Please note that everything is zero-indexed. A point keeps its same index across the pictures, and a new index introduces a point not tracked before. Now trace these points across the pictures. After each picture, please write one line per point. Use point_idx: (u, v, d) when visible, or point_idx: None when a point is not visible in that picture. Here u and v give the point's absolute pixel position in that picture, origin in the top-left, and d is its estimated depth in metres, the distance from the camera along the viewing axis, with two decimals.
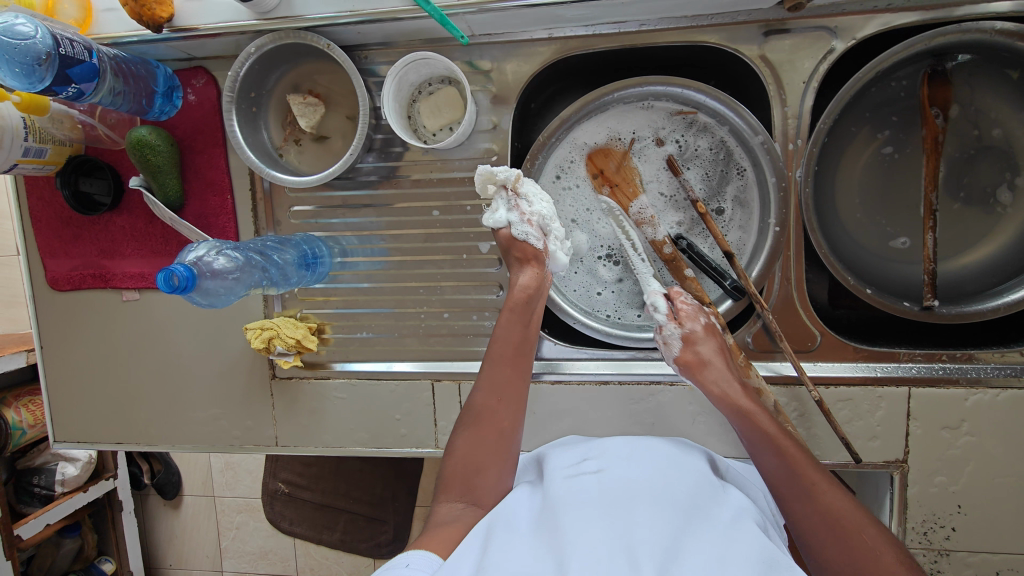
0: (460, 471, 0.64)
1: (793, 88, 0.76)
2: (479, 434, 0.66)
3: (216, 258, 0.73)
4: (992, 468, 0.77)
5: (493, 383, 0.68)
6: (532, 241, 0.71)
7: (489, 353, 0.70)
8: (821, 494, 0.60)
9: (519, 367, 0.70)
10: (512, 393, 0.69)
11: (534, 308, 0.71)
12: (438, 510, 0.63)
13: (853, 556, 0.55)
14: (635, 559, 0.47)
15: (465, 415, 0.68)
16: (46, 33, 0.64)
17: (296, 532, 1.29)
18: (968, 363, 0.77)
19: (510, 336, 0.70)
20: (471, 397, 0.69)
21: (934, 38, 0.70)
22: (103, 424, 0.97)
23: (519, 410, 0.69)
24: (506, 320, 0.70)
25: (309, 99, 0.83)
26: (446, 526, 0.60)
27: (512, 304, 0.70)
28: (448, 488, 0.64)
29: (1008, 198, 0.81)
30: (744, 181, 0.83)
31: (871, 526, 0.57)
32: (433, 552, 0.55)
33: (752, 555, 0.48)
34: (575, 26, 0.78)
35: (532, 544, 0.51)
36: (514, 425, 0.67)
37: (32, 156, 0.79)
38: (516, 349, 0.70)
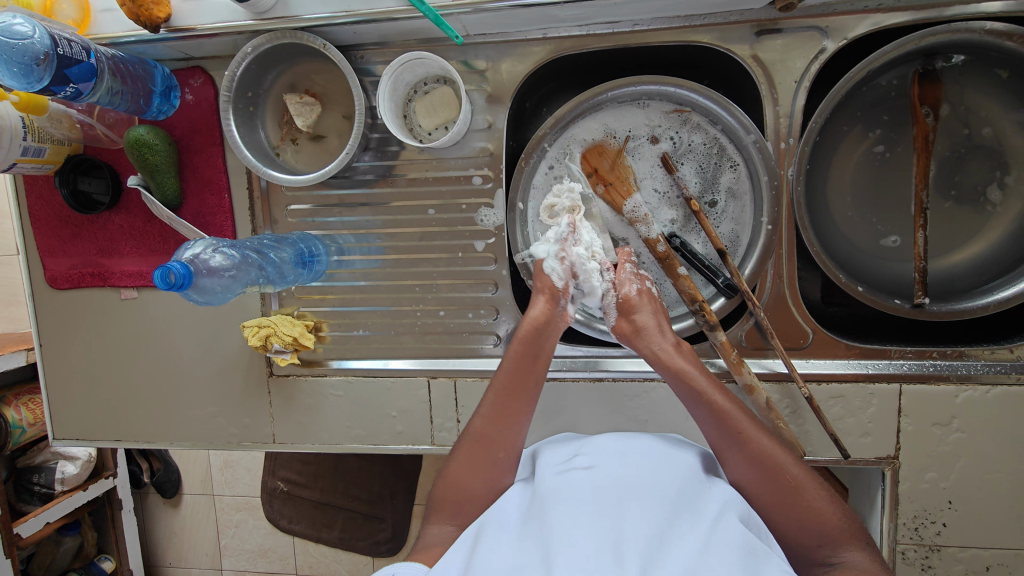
0: (451, 493, 0.64)
1: (785, 88, 0.77)
2: (472, 461, 0.65)
3: (213, 255, 0.73)
4: (982, 464, 0.77)
5: (492, 413, 0.67)
6: (556, 276, 0.73)
7: (494, 382, 0.69)
8: (782, 474, 0.60)
9: (522, 402, 0.67)
10: (513, 427, 0.66)
11: (544, 342, 0.70)
12: (427, 532, 0.65)
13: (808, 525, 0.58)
14: (621, 555, 0.48)
15: (463, 437, 0.68)
16: (44, 33, 0.65)
17: (295, 530, 1.30)
18: (958, 360, 0.78)
19: (515, 369, 0.68)
20: (471, 423, 0.68)
21: (924, 37, 0.70)
22: (101, 421, 0.97)
23: (519, 444, 0.66)
24: (513, 352, 0.69)
25: (305, 99, 0.84)
26: (434, 546, 0.62)
27: (520, 336, 0.69)
28: (438, 508, 0.65)
29: (998, 197, 0.82)
30: (738, 173, 0.82)
31: (807, 476, 0.60)
32: (421, 563, 0.58)
33: (734, 547, 0.49)
34: (568, 26, 0.78)
35: (522, 544, 0.52)
36: (509, 457, 0.65)
37: (31, 155, 0.80)
38: (523, 382, 0.68)
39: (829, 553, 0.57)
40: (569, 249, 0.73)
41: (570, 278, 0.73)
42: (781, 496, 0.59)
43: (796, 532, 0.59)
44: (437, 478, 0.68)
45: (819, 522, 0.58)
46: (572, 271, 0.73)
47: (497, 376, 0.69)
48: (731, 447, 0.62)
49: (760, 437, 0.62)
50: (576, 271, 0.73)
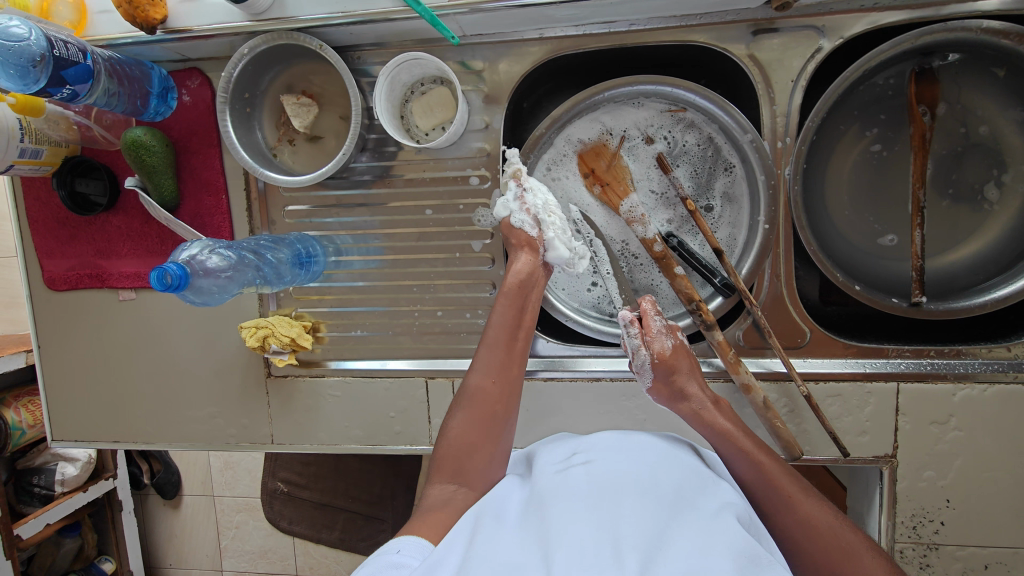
0: (452, 453, 0.65)
1: (782, 87, 0.77)
2: (474, 416, 0.67)
3: (209, 256, 0.73)
4: (980, 463, 0.77)
5: (486, 365, 0.70)
6: (527, 227, 0.76)
7: (487, 336, 0.72)
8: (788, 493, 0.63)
9: (515, 352, 0.72)
10: (508, 378, 0.71)
11: (528, 296, 0.74)
12: (428, 494, 0.64)
13: None
14: (620, 552, 0.48)
15: (461, 396, 0.70)
16: (40, 35, 0.65)
17: (295, 531, 1.30)
18: (956, 358, 0.78)
19: (506, 321, 0.72)
20: (467, 379, 0.71)
21: (920, 36, 0.71)
22: (100, 422, 0.98)
23: (514, 392, 0.71)
24: (502, 306, 0.73)
25: (302, 100, 0.84)
26: (437, 509, 0.61)
27: (508, 290, 0.73)
28: (439, 470, 0.65)
29: (995, 195, 0.82)
30: (733, 177, 0.83)
31: (858, 541, 0.59)
32: (424, 538, 0.56)
33: (735, 545, 0.48)
34: (565, 26, 0.79)
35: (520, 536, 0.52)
36: (507, 407, 0.69)
37: (28, 157, 0.80)
38: (514, 332, 0.72)
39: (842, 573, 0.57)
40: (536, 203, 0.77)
41: (540, 227, 0.77)
42: (835, 562, 0.58)
43: None
44: (436, 442, 0.68)
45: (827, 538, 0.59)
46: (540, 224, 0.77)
47: (490, 329, 0.72)
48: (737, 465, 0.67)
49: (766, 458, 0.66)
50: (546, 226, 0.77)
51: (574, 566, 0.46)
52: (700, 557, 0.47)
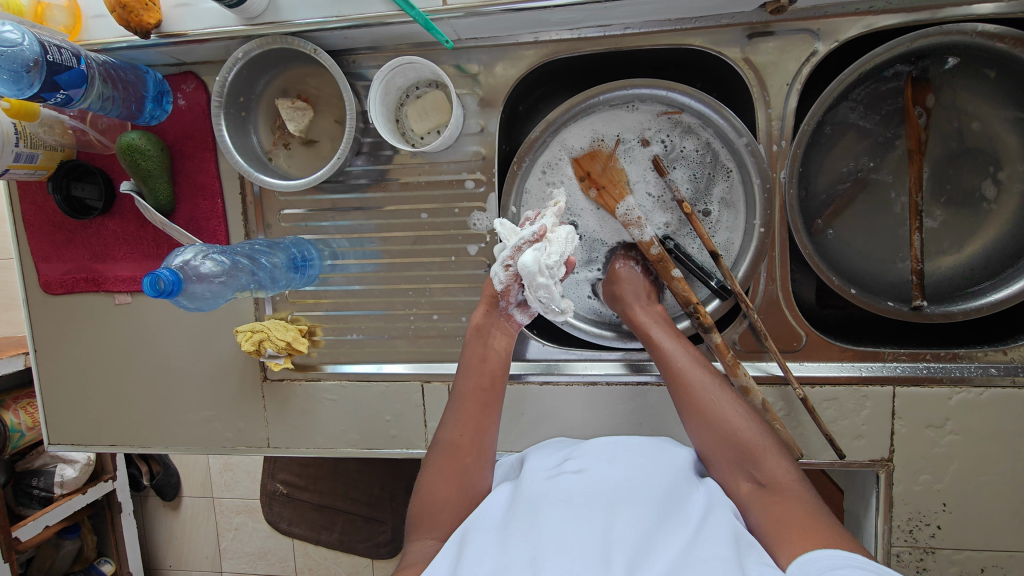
0: (425, 508, 0.63)
1: (777, 90, 0.77)
2: (445, 470, 0.64)
3: (203, 262, 0.73)
4: (976, 467, 0.77)
5: (455, 419, 0.67)
6: (498, 283, 0.72)
7: (455, 393, 0.70)
8: (716, 405, 0.65)
9: (486, 403, 0.68)
10: (481, 430, 0.67)
11: (490, 343, 0.72)
12: (410, 550, 0.61)
13: (747, 465, 0.61)
14: (609, 559, 0.48)
15: (433, 450, 0.67)
16: (34, 40, 0.65)
17: (294, 532, 1.31)
18: (953, 362, 0.78)
19: (474, 375, 0.70)
20: (439, 435, 0.68)
21: (916, 39, 0.70)
22: (97, 427, 0.98)
23: (490, 444, 0.67)
24: (467, 361, 0.71)
25: (297, 103, 0.83)
26: (417, 564, 0.59)
27: (471, 344, 0.72)
28: (417, 526, 0.62)
29: (993, 192, 0.81)
30: (731, 182, 0.83)
31: (743, 416, 0.65)
32: None
33: (718, 543, 0.49)
34: (560, 29, 0.78)
35: (506, 544, 0.52)
36: (479, 461, 0.65)
37: (23, 161, 0.80)
38: (480, 385, 0.69)
39: (760, 475, 0.60)
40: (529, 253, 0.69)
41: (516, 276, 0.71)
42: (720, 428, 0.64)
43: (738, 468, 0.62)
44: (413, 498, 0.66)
45: (751, 451, 0.62)
46: (517, 277, 0.71)
47: (456, 385, 0.70)
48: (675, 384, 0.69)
49: (698, 374, 0.69)
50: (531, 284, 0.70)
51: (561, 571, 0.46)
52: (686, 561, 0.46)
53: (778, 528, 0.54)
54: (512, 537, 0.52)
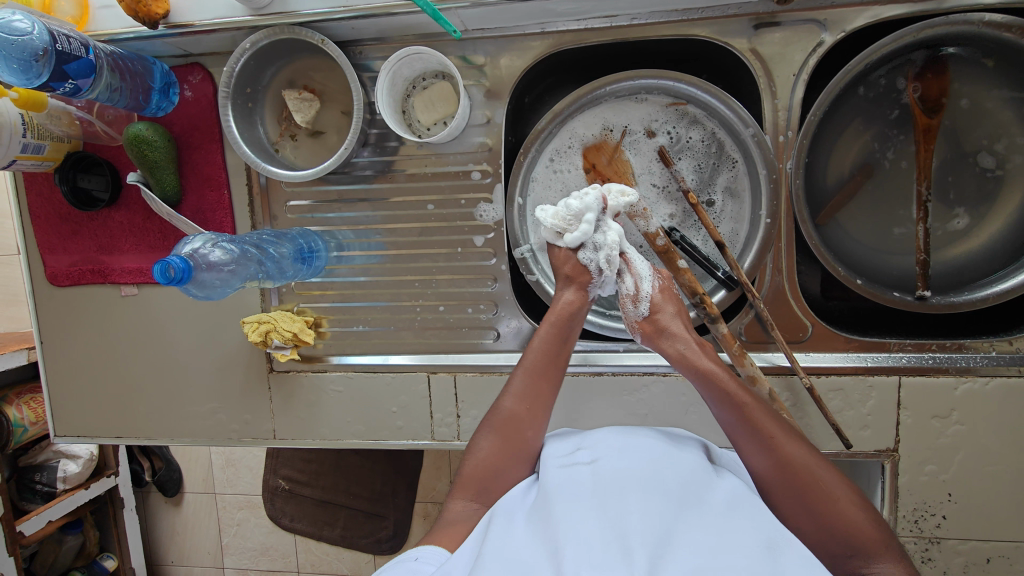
0: (477, 474, 0.66)
1: (783, 80, 0.77)
2: (499, 439, 0.67)
3: (212, 250, 0.73)
4: (981, 457, 0.78)
5: (523, 392, 0.69)
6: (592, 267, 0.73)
7: (525, 362, 0.71)
8: (814, 485, 0.59)
9: (549, 380, 0.71)
10: (541, 405, 0.69)
11: (573, 326, 0.73)
12: (449, 507, 0.65)
13: (845, 546, 0.58)
14: (629, 550, 0.48)
15: (490, 417, 0.70)
16: (43, 29, 0.65)
17: (296, 528, 1.29)
18: (958, 352, 0.78)
19: (549, 349, 0.72)
20: (499, 401, 0.70)
21: (922, 30, 0.70)
22: (103, 419, 0.98)
23: (545, 420, 0.69)
24: (545, 334, 0.72)
25: (304, 94, 0.84)
26: (457, 524, 0.63)
27: (551, 318, 0.73)
28: (462, 485, 0.66)
29: (991, 163, 0.81)
30: (736, 172, 0.83)
31: (838, 485, 0.60)
32: (443, 547, 0.59)
33: (745, 540, 0.48)
34: (567, 20, 0.79)
35: (527, 537, 0.52)
36: (537, 435, 0.67)
37: (30, 152, 0.80)
38: (553, 360, 0.71)
39: (861, 563, 0.57)
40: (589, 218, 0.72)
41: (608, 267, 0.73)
42: (812, 505, 0.59)
43: (831, 546, 0.58)
44: (460, 461, 0.69)
45: (854, 536, 0.58)
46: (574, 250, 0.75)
47: (528, 353, 0.72)
48: (757, 452, 0.62)
49: (791, 443, 0.62)
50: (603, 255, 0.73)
51: (583, 562, 0.46)
52: (712, 555, 0.46)
53: None
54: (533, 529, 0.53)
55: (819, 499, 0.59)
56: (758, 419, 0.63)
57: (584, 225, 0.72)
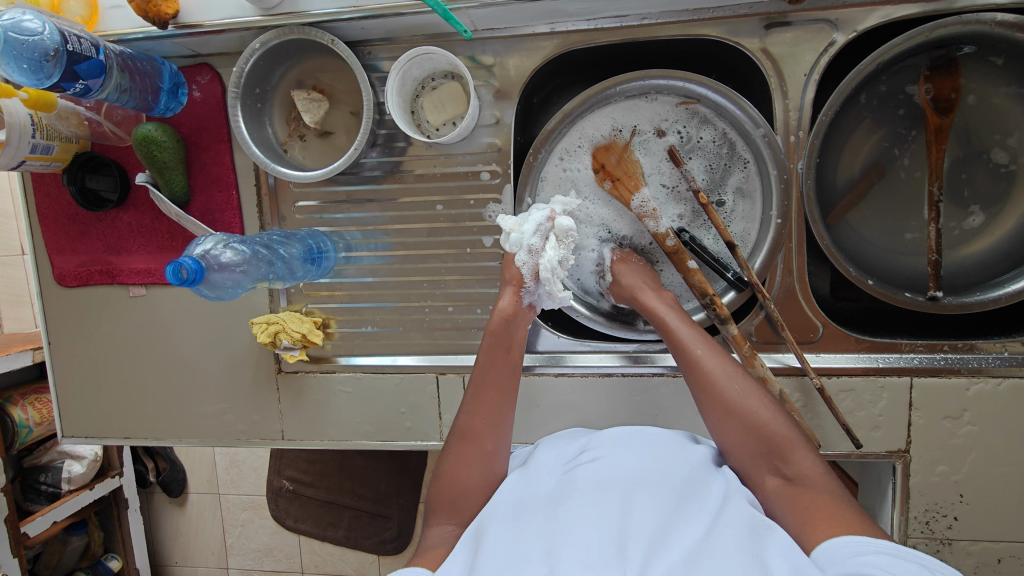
0: (449, 491, 0.64)
1: (794, 80, 0.77)
2: (464, 456, 0.66)
3: (224, 251, 0.73)
4: (992, 457, 0.77)
5: (475, 407, 0.68)
6: (525, 269, 0.73)
7: (474, 382, 0.70)
8: (738, 397, 0.61)
9: (500, 395, 0.69)
10: (497, 419, 0.68)
11: (513, 332, 0.71)
12: (428, 534, 0.63)
13: (770, 452, 0.58)
14: (623, 545, 0.48)
15: (451, 437, 0.69)
16: (54, 29, 0.65)
17: (301, 528, 1.32)
18: (970, 353, 0.78)
19: (492, 366, 0.70)
20: (456, 422, 0.69)
21: (935, 29, 0.70)
22: (110, 420, 0.98)
23: (506, 429, 0.68)
24: (485, 348, 0.71)
25: (313, 95, 0.83)
26: (435, 548, 0.61)
27: (491, 328, 0.71)
28: (437, 510, 0.64)
29: (1004, 158, 0.80)
30: (747, 171, 0.83)
31: (761, 400, 0.62)
32: (424, 568, 0.57)
33: (733, 538, 0.48)
34: (577, 20, 0.79)
35: (522, 529, 0.53)
36: (498, 447, 0.67)
37: (39, 153, 0.80)
38: (499, 372, 0.70)
39: (784, 468, 0.57)
40: (536, 217, 0.75)
41: (537, 273, 0.73)
42: (740, 418, 0.60)
43: (757, 456, 0.59)
44: (433, 480, 0.67)
45: (774, 438, 0.59)
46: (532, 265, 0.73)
47: (475, 373, 0.70)
48: (693, 376, 0.65)
49: (721, 365, 0.64)
50: (535, 257, 0.73)
51: (577, 565, 0.47)
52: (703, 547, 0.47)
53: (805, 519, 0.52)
54: (528, 522, 0.54)
55: (746, 413, 0.60)
56: (693, 347, 0.67)
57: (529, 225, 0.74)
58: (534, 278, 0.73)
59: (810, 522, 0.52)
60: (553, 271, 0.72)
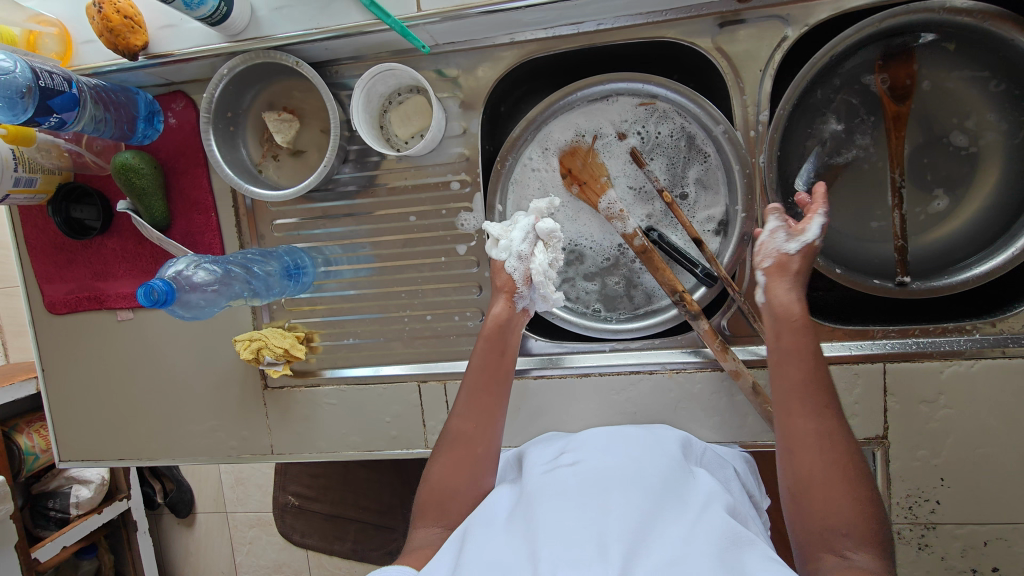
0: (434, 497, 0.64)
1: (751, 77, 0.78)
2: (454, 462, 0.66)
3: (196, 271, 0.75)
4: (971, 440, 0.78)
5: (467, 408, 0.68)
6: (516, 275, 0.74)
7: (466, 381, 0.71)
8: (836, 458, 0.54)
9: (492, 398, 0.69)
10: (488, 422, 0.68)
11: (508, 336, 0.73)
12: (415, 535, 0.64)
13: (841, 525, 0.52)
14: (605, 545, 0.49)
15: (443, 440, 0.69)
16: (26, 66, 0.67)
17: (307, 544, 1.30)
18: (942, 336, 0.78)
19: (485, 367, 0.71)
20: (448, 424, 0.69)
21: (884, 19, 0.72)
22: (105, 442, 1.00)
23: (497, 435, 0.68)
24: (480, 349, 0.72)
25: (283, 115, 0.85)
26: (422, 548, 0.61)
27: (486, 332, 0.73)
28: (423, 513, 0.64)
29: (964, 140, 0.81)
30: (708, 163, 0.84)
31: (861, 473, 0.54)
32: (409, 565, 0.58)
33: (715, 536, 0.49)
34: (535, 30, 0.80)
35: (506, 536, 0.53)
36: (488, 451, 0.67)
37: (23, 186, 0.82)
38: (492, 375, 0.70)
39: (848, 548, 0.51)
40: (523, 223, 0.76)
41: (529, 278, 0.74)
42: (829, 477, 0.53)
43: (826, 523, 0.52)
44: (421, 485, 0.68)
45: (851, 517, 0.52)
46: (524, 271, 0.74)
47: (468, 374, 0.71)
48: (803, 416, 0.56)
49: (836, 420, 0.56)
50: (525, 262, 0.75)
51: (559, 560, 0.47)
52: (686, 546, 0.48)
53: None
54: (513, 526, 0.55)
55: (835, 478, 0.53)
56: (820, 387, 0.57)
57: (519, 227, 0.76)
58: (525, 283, 0.74)
59: None
60: (544, 275, 0.74)
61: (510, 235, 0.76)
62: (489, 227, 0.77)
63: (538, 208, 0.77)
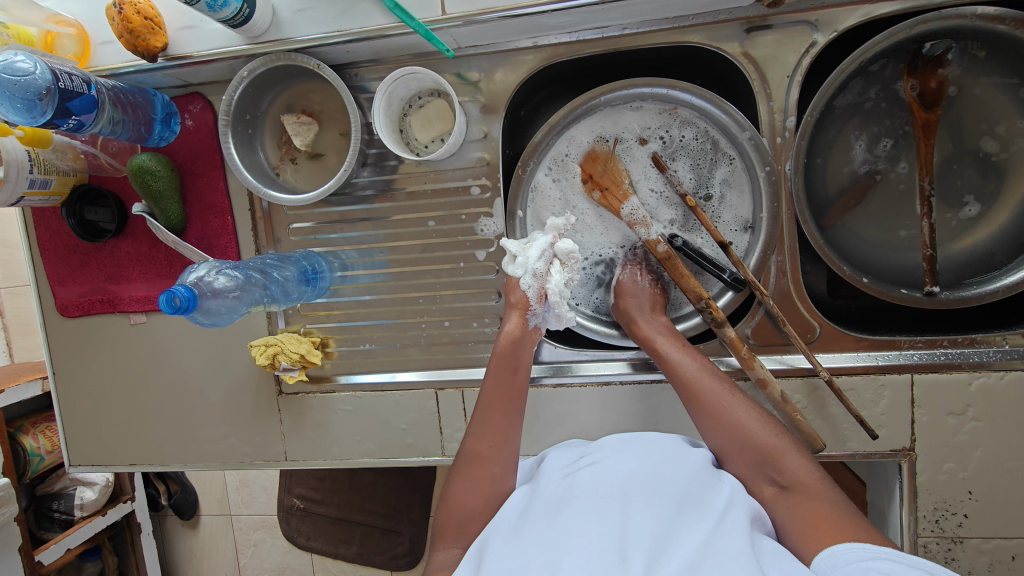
0: (453, 517, 0.62)
1: (778, 83, 0.77)
2: (469, 480, 0.64)
3: (217, 277, 0.74)
4: (1000, 453, 0.76)
5: (483, 429, 0.67)
6: (531, 293, 0.74)
7: (480, 403, 0.69)
8: (733, 418, 0.65)
9: (509, 418, 0.68)
10: (505, 439, 0.67)
11: (520, 353, 0.72)
12: (434, 558, 0.61)
13: (765, 464, 0.61)
14: (624, 550, 0.48)
15: (457, 461, 0.67)
16: (45, 68, 0.66)
17: (312, 547, 1.30)
18: (970, 347, 0.77)
19: (499, 386, 0.69)
20: (464, 444, 0.68)
21: (916, 26, 0.70)
22: (116, 447, 0.99)
23: (511, 454, 0.67)
24: (493, 368, 0.71)
25: (302, 118, 0.84)
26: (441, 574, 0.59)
27: (499, 350, 0.71)
28: (443, 535, 0.62)
29: (994, 147, 0.80)
30: (733, 166, 0.83)
31: (759, 416, 0.65)
32: None
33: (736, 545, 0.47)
34: (559, 33, 0.79)
35: (523, 539, 0.52)
36: (504, 472, 0.65)
37: (38, 188, 0.81)
38: (507, 394, 0.69)
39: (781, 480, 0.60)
40: (540, 241, 0.77)
41: (543, 296, 0.75)
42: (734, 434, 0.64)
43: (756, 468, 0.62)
44: (436, 507, 0.65)
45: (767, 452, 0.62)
46: (540, 289, 0.75)
47: (482, 395, 0.70)
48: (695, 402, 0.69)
49: (718, 388, 0.68)
50: (541, 279, 0.75)
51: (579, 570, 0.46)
52: (706, 549, 0.47)
53: (804, 528, 0.54)
54: (530, 531, 0.53)
55: (741, 431, 0.64)
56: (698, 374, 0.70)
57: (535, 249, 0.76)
58: (539, 301, 0.75)
59: (810, 531, 0.54)
60: (559, 294, 0.75)
61: (530, 252, 0.76)
62: (506, 244, 0.77)
63: (555, 225, 0.80)
